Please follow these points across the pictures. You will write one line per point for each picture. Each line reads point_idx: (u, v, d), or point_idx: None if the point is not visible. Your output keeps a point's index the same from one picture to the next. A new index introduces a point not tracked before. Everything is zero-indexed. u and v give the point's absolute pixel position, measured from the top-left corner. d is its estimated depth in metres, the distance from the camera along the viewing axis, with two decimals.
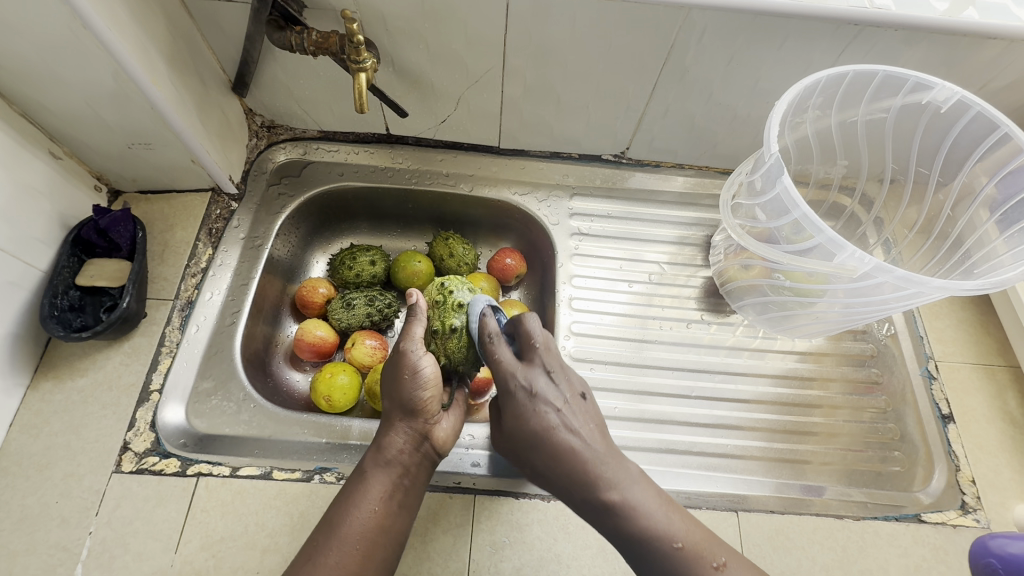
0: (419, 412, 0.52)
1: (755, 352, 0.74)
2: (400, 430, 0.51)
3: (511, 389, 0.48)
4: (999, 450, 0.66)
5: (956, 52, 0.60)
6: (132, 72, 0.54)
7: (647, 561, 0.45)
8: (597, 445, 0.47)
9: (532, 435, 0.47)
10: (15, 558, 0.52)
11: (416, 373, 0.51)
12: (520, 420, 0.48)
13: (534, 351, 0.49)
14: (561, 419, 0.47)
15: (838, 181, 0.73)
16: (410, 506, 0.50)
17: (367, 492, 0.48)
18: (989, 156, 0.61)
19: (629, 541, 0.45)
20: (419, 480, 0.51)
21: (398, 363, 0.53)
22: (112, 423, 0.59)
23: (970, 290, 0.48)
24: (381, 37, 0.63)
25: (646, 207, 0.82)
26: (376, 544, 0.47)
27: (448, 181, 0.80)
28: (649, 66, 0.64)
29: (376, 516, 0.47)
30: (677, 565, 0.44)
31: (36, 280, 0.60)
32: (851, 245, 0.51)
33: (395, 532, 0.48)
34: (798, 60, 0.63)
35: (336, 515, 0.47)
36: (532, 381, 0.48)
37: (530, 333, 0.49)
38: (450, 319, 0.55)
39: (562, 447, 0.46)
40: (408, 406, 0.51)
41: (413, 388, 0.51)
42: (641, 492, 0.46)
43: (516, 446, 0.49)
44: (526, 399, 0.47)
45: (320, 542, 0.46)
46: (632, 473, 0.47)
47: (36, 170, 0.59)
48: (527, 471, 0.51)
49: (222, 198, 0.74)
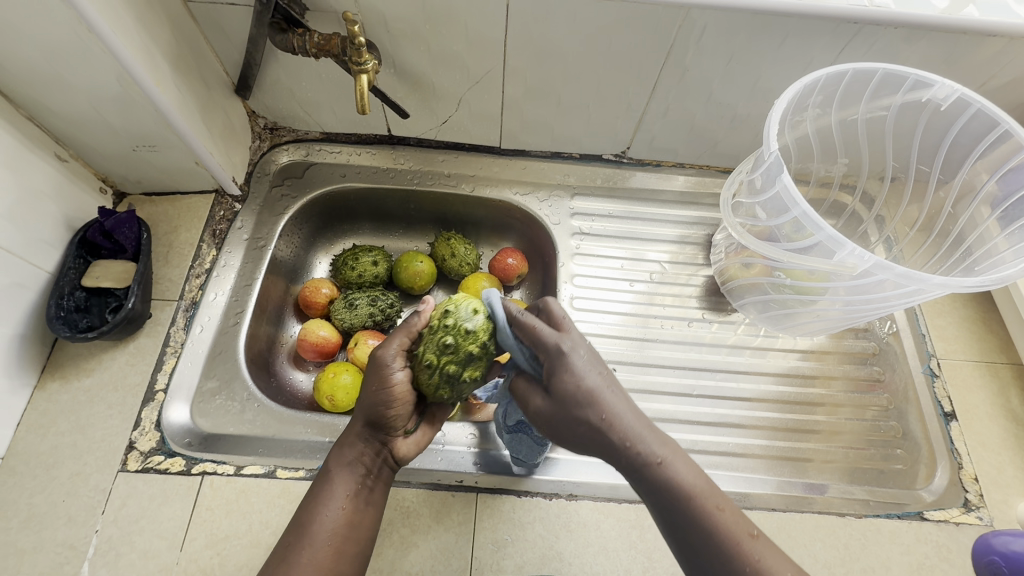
0: (383, 422, 0.51)
1: (757, 350, 0.74)
2: (362, 435, 0.51)
3: (558, 351, 0.46)
4: (1002, 448, 0.65)
5: (956, 49, 0.60)
6: (136, 75, 0.54)
7: (684, 522, 0.43)
8: (638, 409, 0.46)
9: (582, 394, 0.45)
10: (23, 557, 0.53)
11: (384, 385, 0.50)
12: (569, 383, 0.46)
13: (568, 320, 0.49)
14: (606, 381, 0.46)
15: (839, 179, 0.73)
16: (377, 504, 0.50)
17: (333, 492, 0.49)
18: (990, 153, 0.61)
19: (671, 503, 0.43)
20: (383, 481, 0.51)
21: (371, 372, 0.51)
22: (118, 422, 0.59)
23: (971, 287, 0.48)
24: (383, 38, 0.63)
25: (647, 206, 0.82)
26: (346, 540, 0.47)
27: (450, 182, 0.80)
28: (649, 65, 0.65)
29: (345, 515, 0.48)
30: (714, 528, 0.42)
31: (43, 282, 0.61)
32: (850, 242, 0.51)
33: (365, 529, 0.49)
34: (797, 59, 0.63)
35: (305, 515, 0.48)
36: (575, 345, 0.47)
37: (559, 310, 0.51)
38: (427, 356, 0.50)
39: (611, 408, 0.45)
40: (372, 414, 0.50)
41: (378, 397, 0.50)
42: (678, 455, 0.45)
43: (563, 410, 0.46)
44: (575, 360, 0.46)
45: (292, 541, 0.46)
46: (673, 442, 0.46)
47: (42, 172, 0.60)
48: (570, 441, 0.47)
49: (226, 199, 0.75)
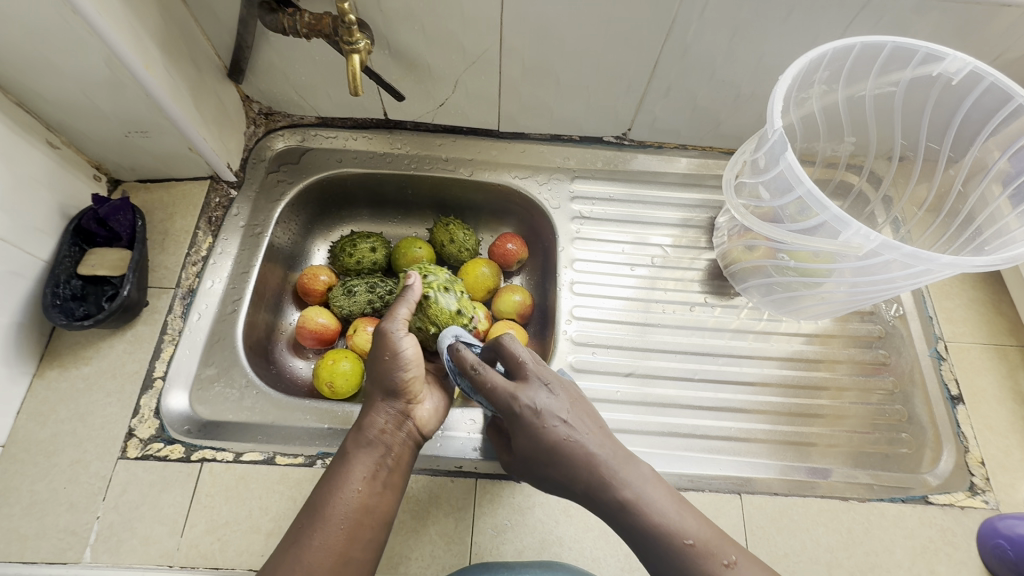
0: (400, 393, 0.53)
1: (760, 335, 0.73)
2: (380, 411, 0.52)
3: (516, 411, 0.47)
4: (1010, 431, 0.65)
5: (970, 21, 0.58)
6: (124, 57, 0.53)
7: (661, 561, 0.43)
8: (607, 446, 0.46)
9: (537, 454, 0.47)
10: (26, 543, 0.53)
11: (399, 355, 0.53)
12: (523, 444, 0.48)
13: (526, 370, 0.50)
14: (568, 432, 0.46)
15: (845, 159, 0.71)
16: (395, 486, 0.50)
17: (350, 473, 0.48)
18: (1002, 130, 0.59)
19: (646, 543, 0.43)
20: (403, 460, 0.51)
21: (378, 343, 0.54)
22: (117, 410, 0.59)
23: (981, 266, 0.47)
24: (377, 18, 0.62)
25: (649, 189, 0.80)
26: (360, 524, 0.46)
27: (447, 166, 0.79)
28: (651, 42, 0.63)
29: (361, 495, 0.47)
30: (689, 565, 0.42)
31: (38, 270, 0.60)
32: (857, 221, 0.50)
33: (382, 513, 0.48)
34: (804, 33, 0.61)
35: (320, 497, 0.47)
36: (532, 397, 0.47)
37: (518, 355, 0.51)
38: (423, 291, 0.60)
39: (572, 460, 0.45)
40: (388, 386, 0.53)
41: (394, 370, 0.53)
42: (653, 490, 0.44)
43: (528, 463, 0.49)
44: (531, 419, 0.47)
45: (305, 523, 0.46)
46: (644, 473, 0.45)
47: (34, 160, 0.59)
48: (545, 484, 0.50)
49: (221, 186, 0.74)
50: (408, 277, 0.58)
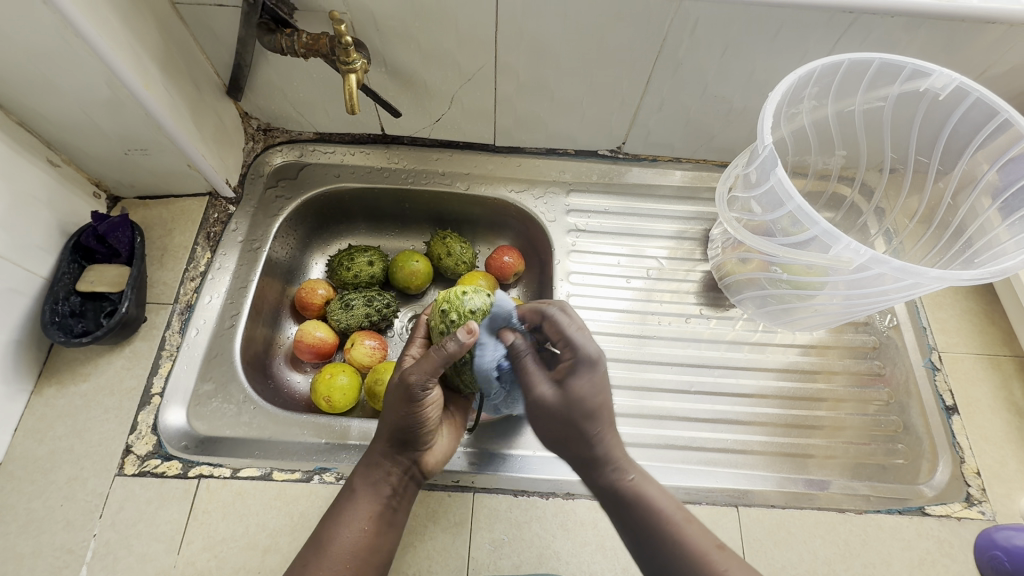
0: (414, 437, 0.52)
1: (755, 346, 0.73)
2: (393, 453, 0.52)
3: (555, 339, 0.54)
4: (1004, 441, 0.65)
5: (955, 38, 0.59)
6: (124, 78, 0.54)
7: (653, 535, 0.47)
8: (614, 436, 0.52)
9: (596, 376, 0.52)
10: (23, 560, 0.53)
11: (422, 406, 0.51)
12: (591, 355, 0.52)
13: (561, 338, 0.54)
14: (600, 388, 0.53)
15: (837, 172, 0.72)
16: (398, 525, 0.51)
17: (356, 511, 0.50)
18: (990, 143, 0.60)
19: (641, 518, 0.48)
20: (407, 500, 0.53)
21: (400, 393, 0.50)
22: (115, 426, 0.60)
23: (969, 280, 0.47)
24: (373, 37, 0.63)
25: (644, 202, 0.81)
26: (365, 562, 0.48)
27: (444, 181, 0.79)
28: (642, 58, 0.64)
29: (367, 535, 0.49)
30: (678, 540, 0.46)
31: (38, 287, 0.61)
32: (846, 236, 0.51)
33: (385, 551, 0.50)
34: (793, 50, 0.62)
35: (324, 533, 0.49)
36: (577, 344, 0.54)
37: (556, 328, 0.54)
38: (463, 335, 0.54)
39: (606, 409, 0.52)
40: (405, 432, 0.51)
41: (415, 419, 0.51)
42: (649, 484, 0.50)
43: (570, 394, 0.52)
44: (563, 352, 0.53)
45: (311, 558, 0.47)
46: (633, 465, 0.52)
47: (34, 178, 0.60)
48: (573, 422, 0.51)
49: (219, 202, 0.74)
50: (462, 334, 0.48)
